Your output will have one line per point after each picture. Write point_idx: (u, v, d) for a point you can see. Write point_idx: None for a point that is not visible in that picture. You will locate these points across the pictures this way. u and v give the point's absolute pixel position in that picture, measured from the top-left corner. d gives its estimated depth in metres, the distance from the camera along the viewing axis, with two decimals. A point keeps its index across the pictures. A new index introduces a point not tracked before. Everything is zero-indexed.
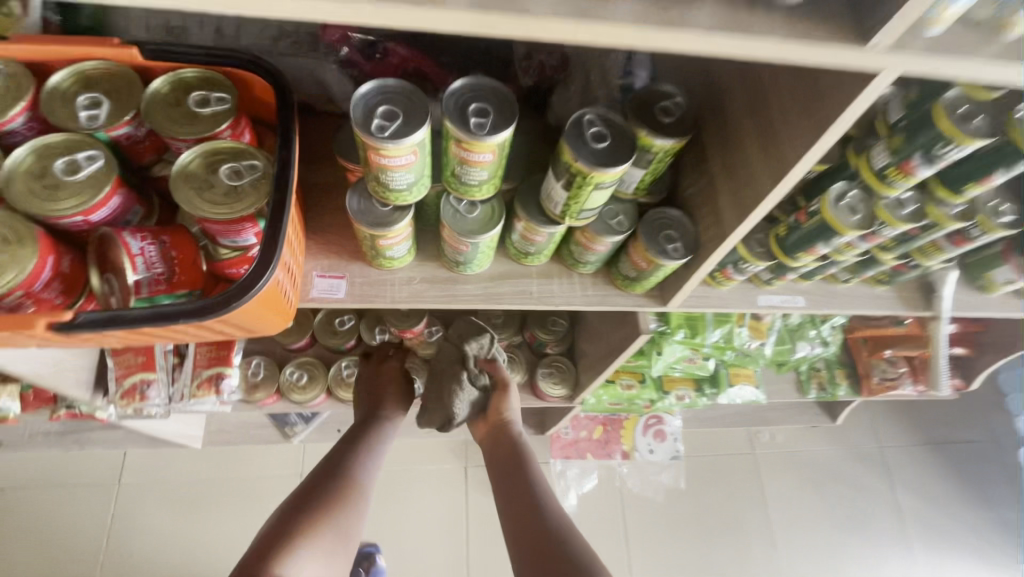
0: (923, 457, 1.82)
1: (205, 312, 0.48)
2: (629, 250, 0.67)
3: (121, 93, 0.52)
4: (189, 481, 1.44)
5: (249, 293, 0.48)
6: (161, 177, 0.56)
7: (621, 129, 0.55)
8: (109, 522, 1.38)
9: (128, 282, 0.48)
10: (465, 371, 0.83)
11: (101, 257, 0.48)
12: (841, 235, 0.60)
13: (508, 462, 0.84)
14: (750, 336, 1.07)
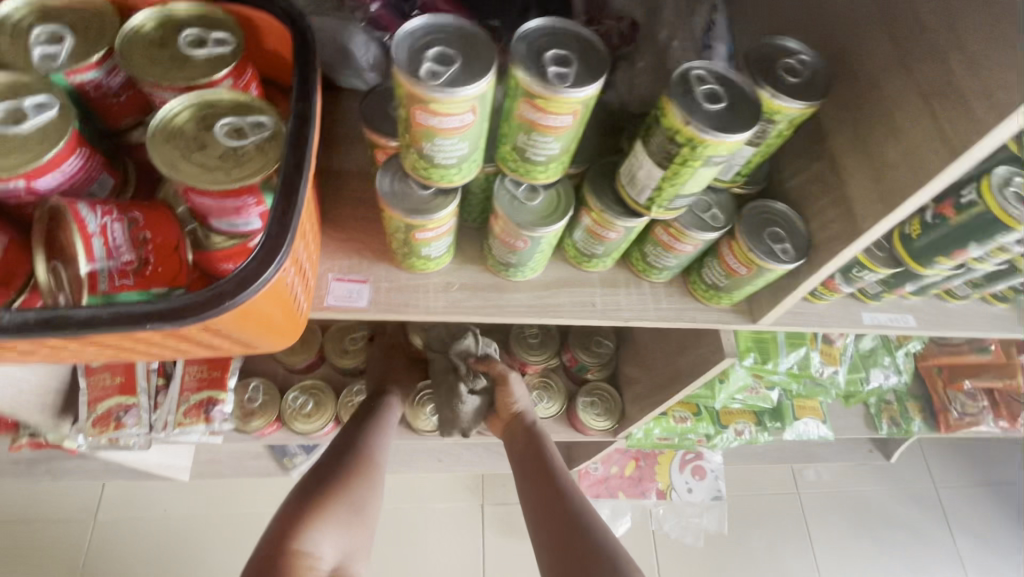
0: (983, 501, 1.65)
1: (185, 313, 0.35)
2: (723, 252, 0.54)
3: (91, 29, 0.40)
4: (173, 519, 1.28)
5: (244, 291, 0.35)
6: (140, 145, 0.44)
7: (737, 88, 0.42)
8: (79, 566, 1.22)
9: (81, 271, 0.35)
10: (460, 382, 0.75)
11: (48, 238, 0.36)
12: (1010, 231, 0.48)
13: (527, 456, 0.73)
14: (823, 362, 0.93)
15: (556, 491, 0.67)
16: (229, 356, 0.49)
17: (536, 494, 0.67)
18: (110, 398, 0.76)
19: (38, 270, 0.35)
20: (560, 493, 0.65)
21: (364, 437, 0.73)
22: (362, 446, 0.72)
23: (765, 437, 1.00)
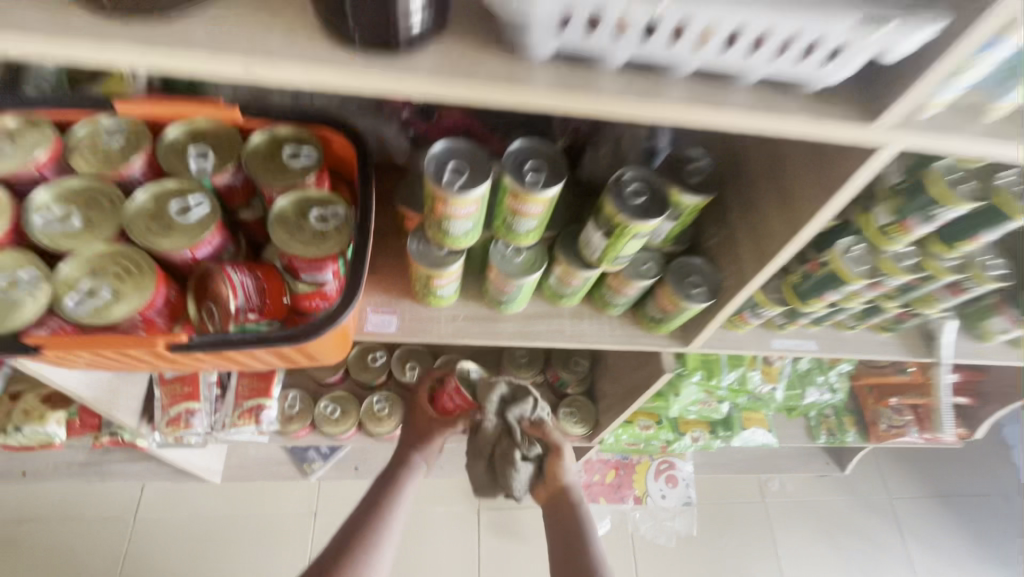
0: (932, 510, 1.83)
1: (300, 337, 0.56)
2: (656, 294, 0.74)
3: (223, 147, 0.59)
4: (205, 517, 1.45)
5: (334, 322, 0.57)
6: (246, 220, 0.63)
7: (657, 187, 0.62)
8: (123, 557, 1.39)
9: (229, 308, 0.55)
10: (516, 450, 0.78)
11: (206, 289, 0.56)
12: (848, 283, 0.68)
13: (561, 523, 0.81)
14: (763, 380, 1.11)
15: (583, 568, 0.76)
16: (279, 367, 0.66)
17: (560, 562, 0.78)
18: (180, 403, 0.93)
19: (193, 310, 0.56)
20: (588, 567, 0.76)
21: (399, 492, 0.85)
22: (394, 501, 0.84)
23: (717, 443, 1.19)
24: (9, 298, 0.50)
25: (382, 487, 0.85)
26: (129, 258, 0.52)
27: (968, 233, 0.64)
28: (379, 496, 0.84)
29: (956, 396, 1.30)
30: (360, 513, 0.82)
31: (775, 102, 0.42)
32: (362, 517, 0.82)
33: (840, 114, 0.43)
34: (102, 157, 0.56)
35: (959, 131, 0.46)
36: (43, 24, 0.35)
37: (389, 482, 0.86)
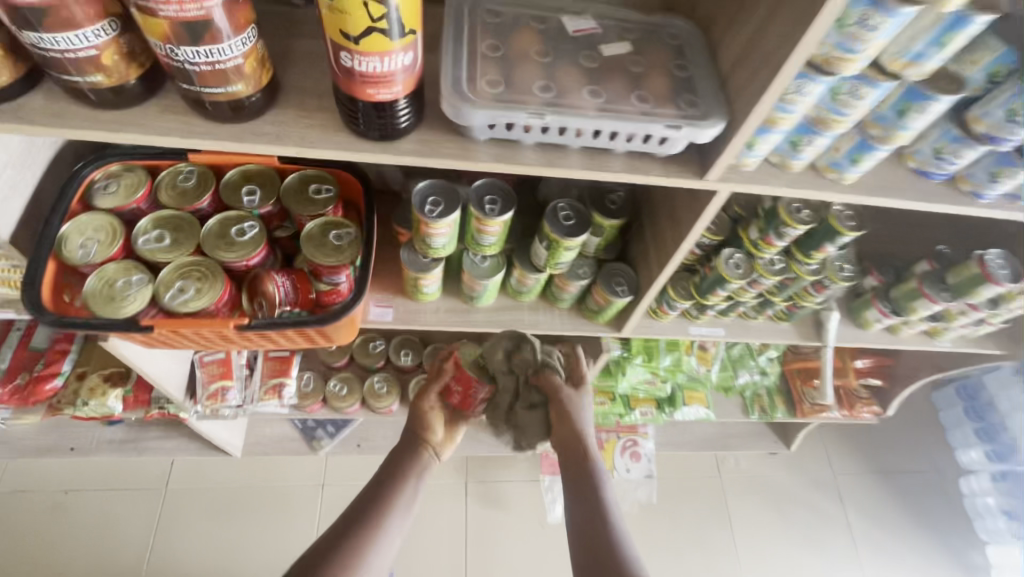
0: (871, 484, 2.05)
1: (327, 318, 0.78)
2: (592, 290, 0.96)
3: (266, 184, 0.81)
4: (227, 487, 1.67)
5: (351, 308, 0.79)
6: (280, 238, 0.85)
7: (583, 212, 0.85)
8: (157, 521, 1.60)
9: (274, 302, 0.79)
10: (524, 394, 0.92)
11: (256, 288, 0.78)
12: (730, 282, 0.91)
13: (573, 484, 0.86)
14: (698, 363, 1.34)
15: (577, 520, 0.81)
16: (305, 349, 0.88)
17: (579, 528, 0.80)
18: (217, 381, 1.15)
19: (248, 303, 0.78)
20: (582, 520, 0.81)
21: (405, 482, 0.88)
22: (400, 491, 0.87)
23: (664, 417, 1.40)
24: (125, 294, 0.72)
25: (390, 476, 0.89)
26: (206, 266, 0.75)
27: (815, 245, 0.88)
28: (388, 484, 0.87)
29: (870, 378, 1.53)
30: (368, 498, 0.85)
31: (638, 164, 0.65)
32: (369, 504, 0.84)
33: (677, 172, 0.65)
34: (181, 194, 0.78)
35: (767, 180, 0.68)
36: (176, 125, 0.58)
37: (396, 473, 0.89)
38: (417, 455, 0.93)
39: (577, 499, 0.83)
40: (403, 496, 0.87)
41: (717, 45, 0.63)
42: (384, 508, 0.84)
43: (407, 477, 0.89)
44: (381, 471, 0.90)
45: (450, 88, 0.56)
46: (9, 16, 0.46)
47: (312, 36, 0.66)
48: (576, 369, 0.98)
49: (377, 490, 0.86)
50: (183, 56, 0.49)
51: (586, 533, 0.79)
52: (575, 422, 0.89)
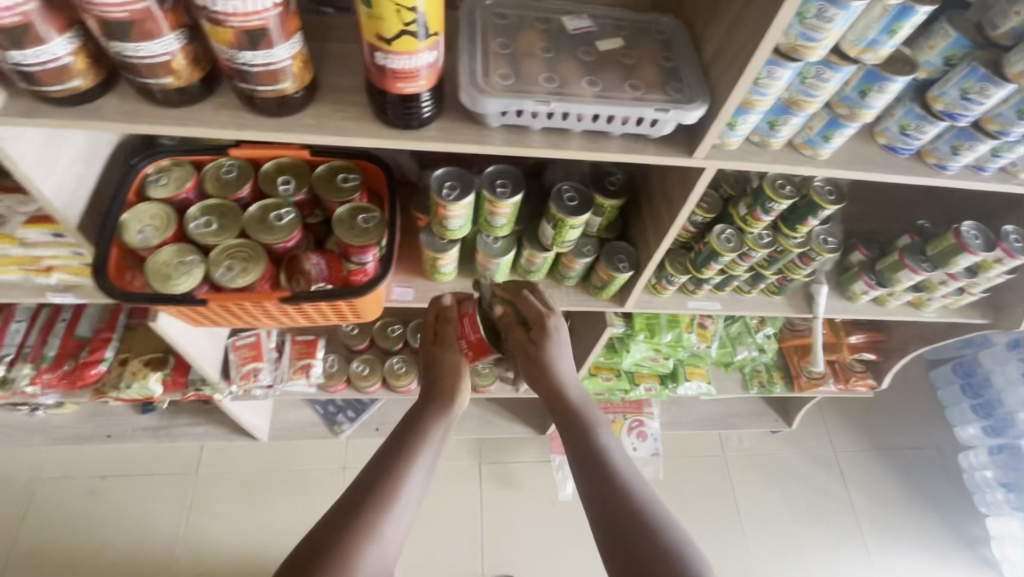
0: (871, 460, 2.12)
1: (358, 292, 0.88)
2: (596, 267, 1.05)
3: (299, 174, 0.90)
4: (255, 470, 1.76)
5: (377, 283, 0.89)
6: (312, 223, 0.94)
7: (586, 193, 0.93)
8: (189, 503, 1.69)
9: (310, 279, 0.88)
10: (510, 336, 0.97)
11: (293, 268, 0.88)
12: (722, 255, 0.99)
13: (572, 433, 0.84)
14: (698, 339, 1.41)
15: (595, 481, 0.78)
16: (335, 321, 0.97)
17: (588, 478, 0.78)
18: (249, 362, 1.25)
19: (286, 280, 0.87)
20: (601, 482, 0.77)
21: (425, 442, 0.83)
22: (419, 452, 0.81)
23: (668, 392, 1.49)
24: (180, 271, 0.80)
25: (409, 433, 0.84)
26: (250, 247, 0.84)
27: (800, 219, 0.96)
28: (405, 447, 0.81)
29: (865, 352, 1.60)
30: (383, 462, 0.79)
31: (633, 144, 0.73)
32: (384, 468, 0.78)
33: (668, 151, 0.74)
34: (225, 184, 0.87)
35: (748, 157, 0.77)
36: (232, 120, 0.67)
37: (414, 432, 0.84)
38: (437, 409, 0.87)
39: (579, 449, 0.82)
40: (423, 456, 0.81)
41: (700, 38, 0.72)
42: (402, 470, 0.78)
43: (427, 436, 0.84)
44: (396, 433, 0.84)
45: (467, 81, 0.65)
46: (101, 29, 0.55)
47: (343, 40, 0.75)
48: (534, 308, 0.93)
49: (392, 454, 0.80)
50: (244, 59, 0.58)
51: (596, 482, 0.77)
52: (547, 367, 0.89)
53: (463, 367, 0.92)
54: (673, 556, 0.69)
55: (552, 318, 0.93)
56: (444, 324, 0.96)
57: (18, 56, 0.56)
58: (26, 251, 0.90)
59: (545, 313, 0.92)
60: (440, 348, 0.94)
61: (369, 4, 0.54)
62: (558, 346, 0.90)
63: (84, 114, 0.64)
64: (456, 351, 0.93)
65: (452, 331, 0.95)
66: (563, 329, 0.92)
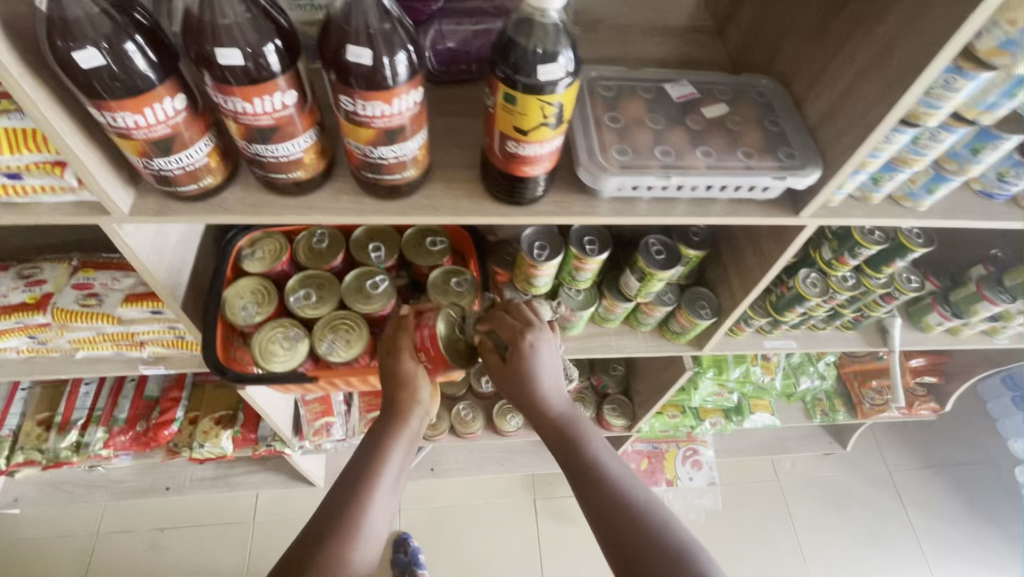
0: (927, 480, 2.05)
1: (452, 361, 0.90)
2: (676, 314, 1.05)
3: (388, 239, 0.91)
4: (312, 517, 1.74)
5: None
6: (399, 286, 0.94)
7: (671, 246, 0.94)
8: (248, 554, 1.67)
9: None
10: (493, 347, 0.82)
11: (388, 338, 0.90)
12: (808, 300, 0.98)
13: (561, 445, 0.80)
14: (762, 372, 1.40)
15: (585, 484, 0.76)
16: None
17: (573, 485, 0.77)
18: (321, 418, 1.25)
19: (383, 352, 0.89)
20: (592, 486, 0.76)
21: (386, 459, 0.80)
22: (382, 471, 0.80)
23: (732, 426, 1.48)
24: (288, 347, 0.83)
25: (370, 451, 0.81)
26: (351, 318, 0.85)
27: (886, 261, 0.95)
28: (366, 466, 0.80)
29: (927, 375, 1.58)
30: (348, 487, 0.78)
31: (740, 209, 0.73)
32: (347, 492, 0.77)
33: (775, 212, 0.73)
34: (318, 255, 0.88)
35: (849, 213, 0.76)
36: (351, 205, 0.67)
37: (375, 449, 0.81)
38: (395, 423, 0.82)
39: (569, 459, 0.79)
40: (386, 473, 0.80)
41: (804, 99, 0.72)
42: (365, 493, 0.77)
43: (387, 452, 0.81)
44: (358, 454, 0.82)
45: (586, 159, 0.66)
46: (244, 134, 0.55)
47: (446, 115, 0.75)
48: (513, 324, 0.80)
49: (356, 476, 0.79)
50: (378, 154, 0.59)
51: (586, 490, 0.76)
52: (528, 385, 0.79)
53: (416, 379, 0.81)
54: (668, 556, 0.68)
55: (532, 336, 0.80)
56: (400, 333, 0.82)
57: (161, 162, 0.56)
58: (121, 328, 0.90)
59: (526, 329, 0.80)
60: (392, 358, 0.82)
61: (512, 101, 0.54)
62: (540, 362, 0.79)
63: (210, 209, 0.65)
64: (408, 361, 0.81)
65: (407, 343, 0.81)
66: (543, 347, 0.79)
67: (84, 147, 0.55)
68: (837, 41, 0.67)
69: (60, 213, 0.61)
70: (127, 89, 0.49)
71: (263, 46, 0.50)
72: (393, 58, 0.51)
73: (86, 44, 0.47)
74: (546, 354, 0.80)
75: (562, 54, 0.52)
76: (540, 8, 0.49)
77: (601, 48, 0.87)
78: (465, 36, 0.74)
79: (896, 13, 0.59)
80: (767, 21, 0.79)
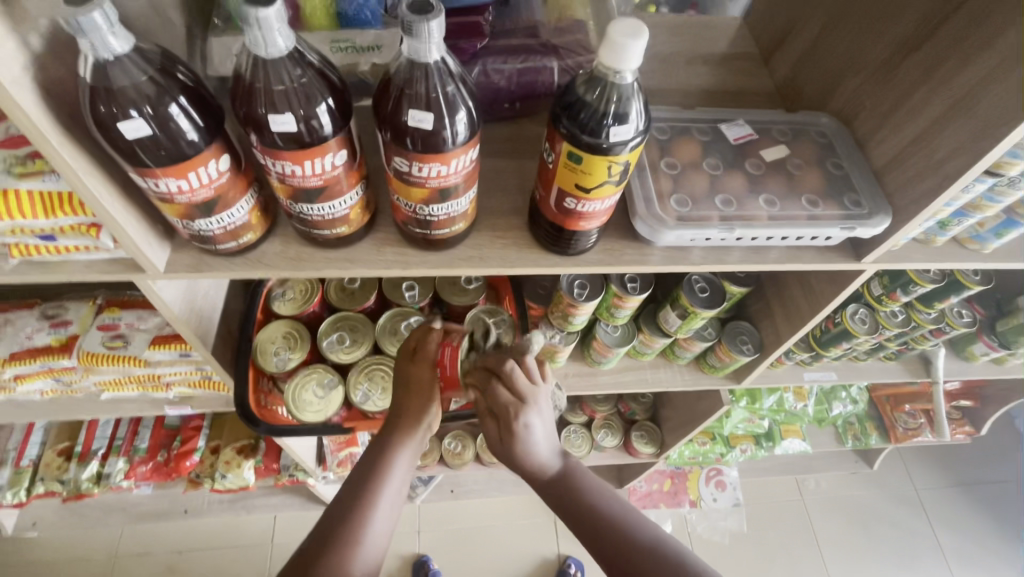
0: (968, 500, 1.94)
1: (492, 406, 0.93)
2: (716, 348, 1.01)
3: (422, 277, 0.87)
4: None
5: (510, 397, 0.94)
6: None
7: (715, 282, 0.90)
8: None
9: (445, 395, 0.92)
10: (485, 410, 0.71)
11: None
12: (856, 337, 0.94)
13: (554, 481, 0.74)
14: (795, 399, 1.36)
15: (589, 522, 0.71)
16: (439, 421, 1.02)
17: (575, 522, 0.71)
18: (345, 448, 1.24)
19: None
20: (596, 521, 0.70)
21: (391, 473, 0.73)
22: (385, 486, 0.72)
23: (762, 452, 1.45)
24: (324, 395, 0.81)
25: (372, 460, 0.74)
26: (385, 366, 0.83)
27: (939, 297, 0.92)
28: (368, 479, 0.72)
29: (962, 399, 1.54)
30: (347, 500, 0.70)
31: (799, 258, 0.69)
32: (345, 509, 0.69)
33: (836, 259, 0.69)
34: (350, 296, 0.85)
35: (911, 258, 0.72)
36: (394, 257, 0.64)
37: (377, 460, 0.73)
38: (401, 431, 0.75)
39: (561, 498, 0.73)
40: (390, 487, 0.72)
41: (867, 140, 0.68)
42: (369, 508, 0.70)
43: (392, 464, 0.73)
44: (356, 468, 0.74)
45: (643, 210, 0.63)
46: (289, 194, 0.52)
47: (487, 157, 0.72)
48: (502, 405, 0.68)
49: (355, 491, 0.71)
50: (428, 212, 0.56)
51: (584, 524, 0.71)
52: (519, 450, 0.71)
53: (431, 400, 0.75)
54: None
55: (524, 414, 0.68)
56: (424, 343, 0.76)
57: (202, 223, 0.54)
58: (148, 370, 0.87)
59: (517, 409, 0.67)
60: (412, 365, 0.76)
61: (576, 160, 0.50)
62: (534, 436, 0.70)
63: (247, 263, 0.61)
64: (427, 374, 0.75)
65: (432, 355, 0.75)
66: (537, 424, 0.69)
67: (122, 209, 0.52)
68: (909, 82, 0.63)
69: (93, 271, 0.59)
70: (173, 155, 0.46)
71: (315, 109, 0.46)
72: (454, 119, 0.47)
73: (129, 112, 0.44)
74: (541, 417, 0.70)
75: (633, 111, 0.48)
76: (615, 69, 0.46)
77: (644, 78, 0.83)
78: (510, 75, 0.70)
79: (984, 58, 0.55)
80: (823, 55, 0.75)
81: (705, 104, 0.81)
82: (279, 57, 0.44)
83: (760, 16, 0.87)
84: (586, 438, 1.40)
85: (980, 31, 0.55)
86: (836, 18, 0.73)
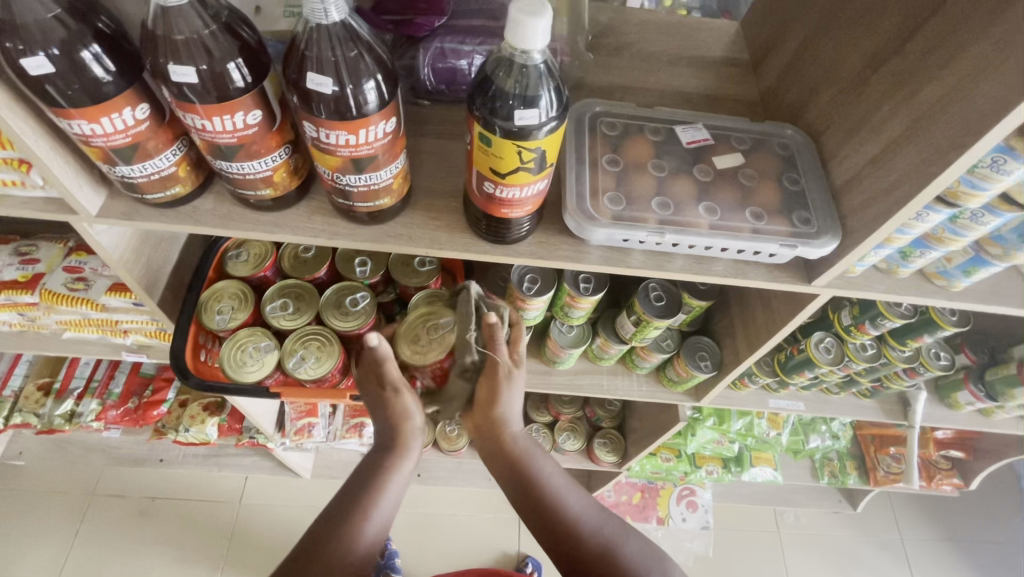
0: (961, 558, 1.80)
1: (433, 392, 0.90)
2: (674, 362, 0.98)
3: (375, 254, 0.86)
4: (306, 498, 1.64)
5: None
6: (382, 300, 0.89)
7: (672, 291, 0.87)
8: (229, 535, 1.57)
9: None
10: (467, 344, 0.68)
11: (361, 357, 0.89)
12: (818, 366, 0.90)
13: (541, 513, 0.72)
14: (768, 427, 1.32)
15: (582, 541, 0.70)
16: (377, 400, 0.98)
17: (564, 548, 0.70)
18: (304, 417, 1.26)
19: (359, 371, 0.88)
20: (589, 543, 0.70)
21: (383, 490, 0.71)
22: (383, 486, 0.71)
23: (730, 476, 1.40)
24: (257, 358, 0.82)
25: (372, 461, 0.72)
26: (324, 336, 0.84)
27: (912, 334, 0.87)
28: (365, 490, 0.71)
29: (952, 449, 1.46)
30: (350, 494, 0.71)
31: (742, 275, 0.65)
32: (346, 503, 0.71)
33: (785, 279, 0.66)
34: (303, 264, 0.84)
35: (870, 286, 0.68)
36: (322, 227, 0.63)
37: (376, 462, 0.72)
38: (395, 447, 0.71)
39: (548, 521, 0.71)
40: (388, 491, 0.72)
41: (831, 158, 0.65)
42: (366, 504, 0.70)
43: (385, 475, 0.71)
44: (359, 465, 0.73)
45: (575, 206, 0.63)
46: (208, 151, 0.52)
47: (438, 138, 0.71)
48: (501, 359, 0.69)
49: (353, 490, 0.72)
50: (345, 181, 0.54)
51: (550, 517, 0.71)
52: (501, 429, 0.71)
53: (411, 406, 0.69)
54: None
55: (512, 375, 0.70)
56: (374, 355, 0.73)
57: (125, 169, 0.54)
58: (105, 314, 0.90)
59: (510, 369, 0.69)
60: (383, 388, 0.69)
61: (488, 143, 0.49)
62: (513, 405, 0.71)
63: (178, 217, 0.62)
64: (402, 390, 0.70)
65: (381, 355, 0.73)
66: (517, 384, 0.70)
67: (48, 150, 0.54)
68: (873, 98, 0.59)
69: (29, 208, 0.60)
70: (84, 98, 0.47)
71: (225, 65, 0.47)
72: (361, 87, 0.47)
73: (37, 50, 0.45)
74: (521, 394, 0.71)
75: (544, 99, 0.47)
76: (521, 49, 0.45)
77: (621, 74, 0.80)
78: (467, 56, 0.69)
79: (945, 76, 0.51)
80: (803, 65, 0.71)
81: (680, 106, 0.78)
82: (181, 7, 0.45)
83: (754, 22, 0.83)
84: (547, 439, 1.39)
85: (946, 48, 0.52)
86: (820, 27, 0.69)
